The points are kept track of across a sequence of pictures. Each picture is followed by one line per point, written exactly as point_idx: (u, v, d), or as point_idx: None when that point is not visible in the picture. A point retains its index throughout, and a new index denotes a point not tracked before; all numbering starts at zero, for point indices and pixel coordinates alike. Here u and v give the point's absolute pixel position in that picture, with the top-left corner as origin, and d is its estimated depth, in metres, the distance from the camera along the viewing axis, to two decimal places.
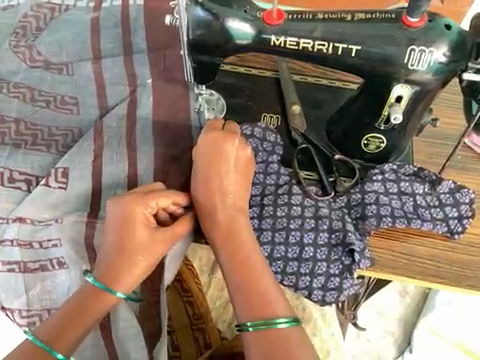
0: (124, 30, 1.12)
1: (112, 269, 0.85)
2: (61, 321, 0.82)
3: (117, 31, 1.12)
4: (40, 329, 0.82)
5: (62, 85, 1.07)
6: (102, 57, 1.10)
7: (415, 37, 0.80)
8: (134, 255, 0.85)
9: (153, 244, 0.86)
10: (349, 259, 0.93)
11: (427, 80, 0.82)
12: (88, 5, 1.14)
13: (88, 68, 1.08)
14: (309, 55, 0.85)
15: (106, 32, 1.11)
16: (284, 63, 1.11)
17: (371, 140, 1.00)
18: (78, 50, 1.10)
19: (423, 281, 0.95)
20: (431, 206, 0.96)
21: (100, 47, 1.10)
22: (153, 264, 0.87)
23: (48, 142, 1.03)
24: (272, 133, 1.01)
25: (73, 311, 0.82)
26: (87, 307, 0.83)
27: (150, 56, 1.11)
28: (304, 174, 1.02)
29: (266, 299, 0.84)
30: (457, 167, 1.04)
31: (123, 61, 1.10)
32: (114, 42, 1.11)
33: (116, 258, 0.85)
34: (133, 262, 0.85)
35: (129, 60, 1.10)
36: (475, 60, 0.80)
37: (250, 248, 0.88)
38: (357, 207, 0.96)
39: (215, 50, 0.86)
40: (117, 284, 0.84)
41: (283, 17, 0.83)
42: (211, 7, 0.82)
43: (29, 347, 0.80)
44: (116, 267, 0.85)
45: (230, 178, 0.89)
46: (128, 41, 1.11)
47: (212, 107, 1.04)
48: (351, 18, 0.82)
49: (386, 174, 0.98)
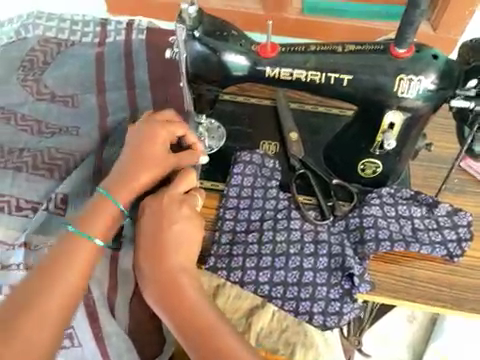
0: (128, 62, 1.15)
1: (131, 170, 0.92)
2: (92, 208, 0.88)
3: (120, 65, 1.15)
4: (75, 220, 0.87)
5: (68, 117, 1.13)
6: (106, 90, 1.14)
7: (403, 66, 0.83)
8: (144, 164, 0.92)
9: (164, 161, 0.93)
10: (348, 284, 0.94)
11: (417, 106, 0.85)
12: (93, 40, 1.17)
13: (92, 101, 1.13)
14: (303, 85, 0.88)
15: (109, 66, 1.15)
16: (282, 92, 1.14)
17: (367, 164, 1.02)
18: (82, 82, 1.14)
19: (424, 305, 0.94)
20: (429, 230, 0.97)
21: (105, 80, 1.14)
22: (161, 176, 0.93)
23: (51, 166, 1.06)
24: (271, 160, 1.05)
25: (97, 208, 0.88)
26: (107, 204, 0.88)
27: (153, 91, 1.15)
28: (303, 199, 1.03)
29: (229, 350, 0.86)
30: (454, 190, 1.06)
31: (127, 95, 1.14)
32: (116, 77, 1.14)
33: (133, 166, 0.92)
34: (141, 169, 0.92)
35: (133, 94, 1.14)
36: (463, 87, 0.83)
37: (199, 306, 0.88)
38: (356, 231, 0.97)
39: (213, 81, 0.90)
40: (130, 185, 0.91)
41: (277, 49, 0.87)
42: (208, 42, 0.86)
43: (68, 235, 0.86)
44: (120, 179, 0.91)
45: (172, 235, 0.90)
46: (130, 76, 1.14)
47: (212, 134, 1.10)
48: (342, 50, 0.86)
49: (384, 198, 1.00)
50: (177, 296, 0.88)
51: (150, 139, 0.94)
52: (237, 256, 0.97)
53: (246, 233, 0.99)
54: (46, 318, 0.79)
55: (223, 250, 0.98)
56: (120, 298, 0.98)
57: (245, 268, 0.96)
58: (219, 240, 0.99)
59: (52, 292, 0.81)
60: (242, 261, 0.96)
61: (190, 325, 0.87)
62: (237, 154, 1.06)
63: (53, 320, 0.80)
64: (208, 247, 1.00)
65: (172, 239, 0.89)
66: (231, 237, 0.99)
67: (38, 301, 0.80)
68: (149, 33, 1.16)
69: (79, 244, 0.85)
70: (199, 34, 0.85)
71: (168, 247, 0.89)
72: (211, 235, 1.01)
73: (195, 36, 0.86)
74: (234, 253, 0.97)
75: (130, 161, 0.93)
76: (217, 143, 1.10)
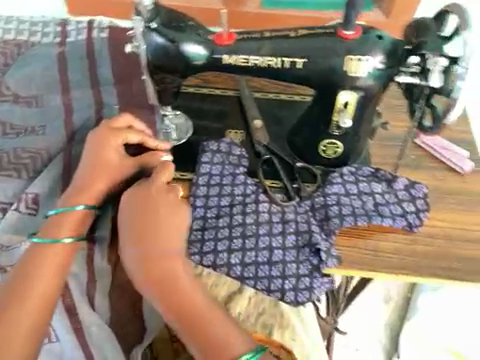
0: (91, 61, 1.18)
1: (85, 181, 0.96)
2: (53, 220, 0.93)
3: (83, 63, 1.17)
4: (41, 232, 0.93)
5: (33, 117, 1.11)
6: (70, 89, 1.14)
7: (352, 48, 0.88)
8: (96, 173, 0.96)
9: (117, 167, 0.98)
10: (317, 259, 0.98)
11: (368, 85, 0.90)
12: (54, 40, 1.20)
13: (57, 100, 1.13)
14: (260, 70, 0.92)
15: (72, 63, 1.17)
16: (244, 81, 1.18)
17: (328, 145, 1.07)
18: (45, 82, 1.14)
19: (390, 274, 0.99)
20: (389, 203, 1.02)
21: (68, 77, 1.15)
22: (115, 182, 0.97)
23: (18, 166, 1.05)
24: (237, 147, 1.08)
25: (58, 219, 0.93)
26: (65, 214, 0.94)
27: (117, 87, 1.16)
28: (270, 182, 1.07)
29: (226, 342, 0.87)
30: (411, 166, 1.12)
31: (92, 93, 1.14)
32: (80, 75, 1.16)
33: (87, 176, 0.96)
34: (95, 179, 0.96)
35: (97, 91, 1.15)
36: (407, 64, 0.88)
37: (194, 299, 0.90)
38: (321, 209, 1.01)
39: (174, 71, 0.92)
40: (85, 195, 0.95)
41: (234, 38, 0.90)
42: (166, 33, 0.89)
43: (33, 248, 0.91)
44: (81, 188, 0.96)
45: (162, 230, 0.91)
46: (94, 73, 1.16)
47: (180, 127, 1.12)
48: (294, 35, 0.90)
49: (345, 177, 1.05)
50: (172, 283, 0.89)
51: (102, 148, 0.98)
52: (209, 241, 1.00)
53: (216, 219, 1.02)
54: (21, 329, 0.86)
55: (195, 236, 1.00)
56: (96, 291, 1.00)
57: (217, 251, 0.99)
58: (191, 227, 1.01)
59: (27, 300, 0.87)
60: (214, 245, 0.99)
61: (189, 312, 0.89)
62: (203, 143, 1.10)
63: (27, 326, 0.86)
64: None
65: (162, 233, 0.91)
66: (202, 224, 1.01)
67: (14, 312, 0.86)
68: (110, 31, 1.20)
69: (49, 251, 0.91)
70: (156, 25, 0.88)
71: (160, 235, 0.90)
72: None
73: (152, 28, 0.88)
74: (205, 238, 1.00)
75: (89, 169, 0.97)
76: (184, 134, 1.12)
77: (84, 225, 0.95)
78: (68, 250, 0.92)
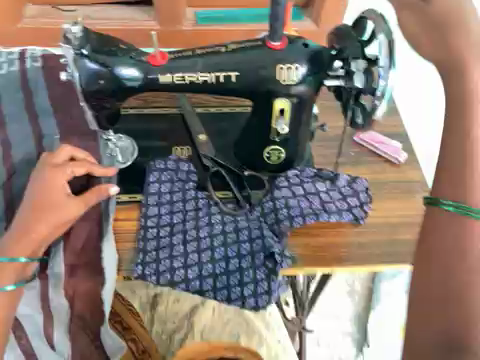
0: (27, 94, 1.15)
1: (26, 225, 0.91)
2: None
3: (19, 96, 1.15)
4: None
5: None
6: (7, 123, 1.11)
7: (280, 58, 0.93)
8: (39, 216, 0.92)
9: (60, 207, 0.93)
10: (272, 262, 1.00)
11: (301, 91, 0.95)
12: None
13: None
14: (196, 87, 0.94)
15: (8, 96, 1.14)
16: (185, 98, 1.20)
17: (272, 152, 1.10)
18: None
19: (343, 267, 1.03)
20: (334, 200, 1.08)
21: (4, 112, 1.12)
22: (60, 224, 0.93)
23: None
24: (185, 163, 1.12)
25: None
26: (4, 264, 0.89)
27: (56, 116, 1.14)
28: (220, 193, 1.09)
29: None
30: (351, 163, 1.18)
31: (30, 124, 1.11)
32: (16, 108, 1.13)
33: (27, 220, 0.92)
34: (37, 222, 0.91)
35: (36, 123, 1.12)
36: (332, 69, 0.94)
37: None
38: (271, 214, 1.05)
39: (111, 95, 0.93)
40: (25, 240, 0.90)
41: (167, 57, 0.92)
42: (98, 58, 0.89)
43: None
44: (20, 236, 0.90)
45: None
46: (30, 106, 1.14)
47: (125, 150, 1.12)
48: (225, 50, 0.94)
49: (291, 179, 1.09)
50: None
51: (45, 188, 0.95)
52: (164, 259, 0.99)
53: (170, 236, 1.02)
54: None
55: (150, 256, 1.00)
56: (52, 323, 0.99)
57: (173, 268, 0.99)
58: (146, 248, 1.01)
59: None
60: (170, 262, 0.99)
61: None
62: (152, 163, 1.11)
63: None
64: (136, 255, 1.01)
65: None
66: (156, 243, 1.01)
67: None
68: (45, 60, 1.20)
69: None
70: (88, 52, 0.88)
71: None
72: (136, 244, 1.03)
73: (83, 54, 0.88)
74: (161, 257, 1.00)
75: (27, 214, 0.92)
76: (129, 158, 1.11)
77: (26, 270, 0.93)
78: (11, 296, 0.91)
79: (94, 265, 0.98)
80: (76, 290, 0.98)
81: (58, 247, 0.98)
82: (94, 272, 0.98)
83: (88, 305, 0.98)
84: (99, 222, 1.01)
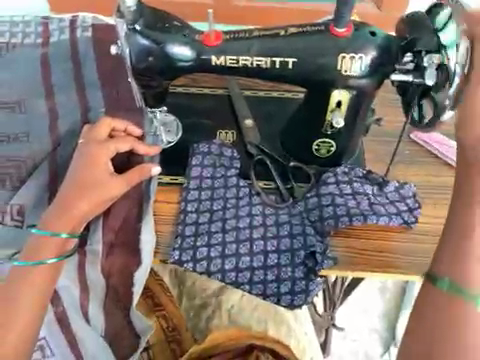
0: (75, 64, 1.08)
1: (69, 199, 0.91)
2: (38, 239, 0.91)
3: (67, 67, 1.08)
4: (23, 255, 0.91)
5: (16, 123, 1.07)
6: (55, 92, 1.08)
7: (344, 46, 0.85)
8: (82, 192, 0.91)
9: (104, 185, 0.92)
10: (312, 261, 0.96)
11: (362, 83, 0.88)
12: (35, 40, 1.09)
13: (42, 105, 1.08)
14: (249, 71, 0.89)
15: (56, 68, 1.08)
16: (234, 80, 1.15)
17: (322, 144, 1.04)
18: (27, 86, 1.08)
19: (386, 273, 0.97)
20: (384, 202, 1.01)
21: (52, 81, 1.08)
22: (102, 203, 0.93)
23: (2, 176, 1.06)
24: (229, 149, 1.06)
25: (41, 238, 0.90)
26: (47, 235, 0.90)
27: (103, 90, 1.07)
28: (263, 184, 1.05)
29: None
30: (407, 162, 1.10)
31: (77, 96, 1.07)
32: (63, 80, 1.08)
33: (71, 194, 0.91)
34: (80, 198, 0.91)
35: (83, 94, 1.07)
36: (401, 62, 0.86)
37: None
38: (315, 210, 1.00)
39: (160, 74, 0.89)
40: (68, 214, 0.91)
41: (221, 37, 0.87)
42: (150, 34, 0.86)
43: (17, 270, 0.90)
44: (61, 212, 0.91)
45: None
46: (78, 76, 1.08)
47: (169, 128, 1.08)
48: (284, 33, 0.87)
49: (339, 176, 1.03)
50: None
51: (90, 164, 0.93)
52: (201, 247, 0.97)
53: (209, 224, 1.00)
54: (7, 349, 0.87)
55: (187, 243, 0.98)
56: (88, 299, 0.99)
57: (210, 257, 0.96)
58: (184, 233, 0.99)
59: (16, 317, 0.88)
60: (207, 251, 0.97)
61: None
62: (194, 146, 1.07)
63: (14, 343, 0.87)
64: (173, 240, 1.00)
65: None
66: (194, 229, 0.99)
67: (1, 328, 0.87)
68: (95, 30, 1.09)
69: (34, 272, 0.89)
70: (141, 28, 0.85)
71: None
72: (174, 228, 1.02)
73: (136, 29, 0.85)
74: (198, 244, 0.98)
75: (70, 190, 0.92)
76: (174, 137, 1.07)
77: (67, 246, 0.92)
78: (51, 269, 0.90)
79: (131, 245, 0.98)
80: (111, 269, 0.98)
81: (97, 223, 0.97)
82: (131, 252, 0.98)
83: (123, 284, 0.99)
84: (139, 202, 0.99)
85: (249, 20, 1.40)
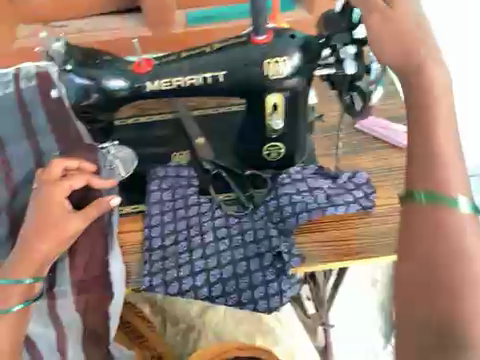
0: (23, 113, 1.14)
1: (29, 244, 0.92)
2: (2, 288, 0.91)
3: (17, 119, 1.14)
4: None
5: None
6: (6, 146, 1.11)
7: (267, 51, 0.89)
8: (42, 234, 0.92)
9: (63, 225, 0.94)
10: (281, 262, 0.97)
11: (294, 84, 0.92)
12: None
13: None
14: (185, 91, 0.92)
15: (6, 120, 1.14)
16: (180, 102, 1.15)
17: (271, 149, 1.07)
18: None
19: (352, 260, 1.00)
20: (341, 193, 1.04)
21: (2, 136, 1.12)
22: (63, 242, 0.94)
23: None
24: (185, 169, 1.11)
25: (5, 287, 0.91)
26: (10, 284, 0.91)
27: (55, 133, 1.11)
28: (223, 196, 1.07)
29: None
30: (357, 151, 1.15)
31: (28, 145, 1.10)
32: (14, 129, 1.13)
33: (31, 239, 0.92)
34: (40, 240, 0.92)
35: (35, 142, 1.10)
36: (321, 57, 0.90)
37: None
38: (276, 212, 1.02)
39: (98, 108, 0.92)
40: (30, 258, 0.91)
41: (152, 63, 0.90)
42: (82, 71, 0.89)
43: None
44: (22, 259, 0.91)
45: None
46: (28, 124, 1.13)
47: (123, 159, 1.11)
48: (211, 49, 0.91)
49: (294, 176, 1.06)
50: None
51: (45, 206, 0.94)
52: (171, 268, 0.98)
53: (175, 245, 1.01)
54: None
55: (156, 267, 0.99)
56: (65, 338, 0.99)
57: (180, 277, 0.97)
58: (152, 258, 1.00)
59: None
60: (176, 272, 0.98)
61: None
62: (151, 171, 1.10)
63: None
64: (142, 267, 1.01)
65: None
66: (162, 253, 1.00)
67: None
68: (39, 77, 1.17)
69: (3, 320, 0.91)
70: (71, 66, 0.88)
71: None
72: (142, 255, 1.02)
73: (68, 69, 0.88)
74: (167, 267, 0.98)
75: (28, 237, 0.92)
76: (130, 166, 1.10)
77: (36, 289, 0.94)
78: (21, 314, 0.92)
79: (101, 279, 0.98)
80: (87, 304, 0.98)
81: (64, 262, 0.98)
82: (103, 285, 0.98)
83: (100, 318, 0.99)
84: (105, 234, 1.01)
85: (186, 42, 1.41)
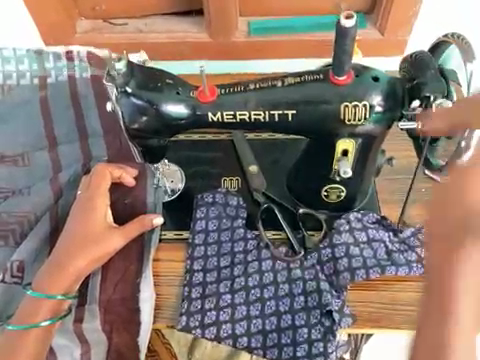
0: (76, 109, 1.08)
1: (66, 255, 0.90)
2: (32, 300, 0.89)
3: (70, 115, 1.08)
4: (16, 318, 0.89)
5: (18, 177, 1.04)
6: (58, 144, 1.07)
7: (344, 95, 0.81)
8: (79, 246, 0.90)
9: (102, 239, 0.91)
10: (329, 320, 0.89)
11: (370, 130, 0.83)
12: (32, 81, 1.09)
13: (44, 157, 1.05)
14: (249, 125, 0.86)
15: (56, 113, 1.08)
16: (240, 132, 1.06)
17: (331, 190, 0.97)
18: (31, 138, 1.07)
19: (409, 329, 0.91)
20: (402, 250, 0.94)
21: (55, 133, 1.07)
22: (99, 258, 0.91)
23: (5, 232, 0.99)
24: (234, 197, 1.00)
25: (34, 301, 0.89)
26: (40, 298, 0.89)
27: (105, 137, 1.07)
28: (272, 234, 0.99)
29: None
30: (424, 200, 1.03)
31: (80, 147, 1.06)
32: (67, 128, 1.08)
33: (67, 249, 0.90)
34: (77, 253, 0.90)
35: (86, 145, 1.07)
36: (409, 107, 0.80)
37: None
38: (329, 263, 0.93)
39: (154, 135, 0.87)
40: (62, 270, 0.89)
41: (216, 92, 0.84)
42: (143, 95, 0.82)
43: (11, 333, 0.89)
44: (56, 271, 0.89)
45: None
46: (82, 125, 1.08)
47: (171, 179, 1.04)
48: (282, 84, 0.83)
49: (353, 223, 0.96)
50: None
51: (87, 217, 0.92)
52: (210, 311, 0.92)
53: (217, 283, 0.94)
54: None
55: (195, 306, 0.93)
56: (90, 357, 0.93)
57: (219, 322, 0.91)
58: (190, 295, 0.93)
59: None
60: (215, 315, 0.91)
61: None
62: (199, 196, 1.01)
63: None
64: (179, 304, 0.94)
65: None
66: (201, 291, 0.94)
67: None
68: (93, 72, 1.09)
69: (28, 336, 0.88)
70: (132, 89, 0.81)
71: None
72: (180, 290, 0.96)
73: (127, 92, 0.82)
74: (205, 308, 0.92)
75: (65, 247, 0.91)
76: (177, 184, 1.04)
77: (64, 306, 0.90)
78: (48, 331, 0.89)
79: (130, 302, 0.93)
80: (113, 326, 0.93)
81: (96, 277, 0.94)
82: (132, 309, 0.93)
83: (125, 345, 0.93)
84: (140, 257, 0.95)
85: (249, 55, 1.32)
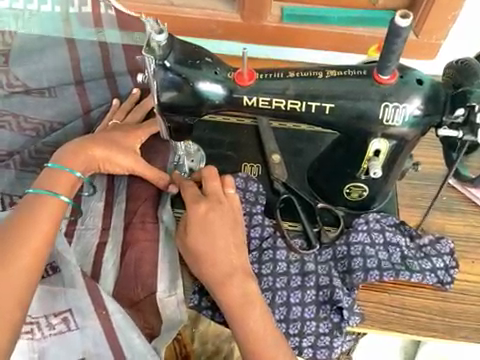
0: (103, 52, 1.06)
1: (88, 141, 0.91)
2: (52, 174, 0.86)
3: (95, 59, 1.06)
4: (36, 184, 0.85)
5: (46, 108, 1.02)
6: (84, 80, 1.05)
7: (388, 93, 0.80)
8: (99, 139, 0.92)
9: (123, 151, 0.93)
10: (338, 317, 0.90)
11: (404, 133, 0.82)
12: (54, 9, 1.04)
13: (71, 92, 1.03)
14: (283, 113, 0.85)
15: (83, 54, 1.05)
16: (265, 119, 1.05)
17: (353, 188, 0.96)
18: (59, 74, 1.04)
19: (415, 335, 0.92)
20: (418, 257, 0.94)
21: (81, 71, 1.05)
22: (111, 165, 0.93)
23: (38, 160, 0.98)
24: (254, 183, 0.98)
25: (56, 173, 0.86)
26: (59, 175, 0.86)
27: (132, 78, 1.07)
28: (287, 225, 0.97)
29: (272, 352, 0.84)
30: (442, 210, 1.03)
31: (106, 84, 1.05)
32: (94, 63, 1.05)
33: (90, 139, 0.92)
34: (95, 146, 0.91)
35: (113, 83, 1.06)
36: (451, 114, 0.79)
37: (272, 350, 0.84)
38: (343, 260, 0.93)
39: (186, 112, 0.85)
40: (80, 154, 0.89)
41: (254, 77, 0.83)
42: (181, 71, 0.81)
43: (28, 198, 0.84)
44: (76, 150, 0.89)
45: (259, 340, 0.84)
46: (107, 64, 1.06)
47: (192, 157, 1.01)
48: (323, 76, 0.82)
49: (371, 224, 0.95)
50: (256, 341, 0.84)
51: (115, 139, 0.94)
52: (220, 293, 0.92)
53: None
54: (10, 289, 0.76)
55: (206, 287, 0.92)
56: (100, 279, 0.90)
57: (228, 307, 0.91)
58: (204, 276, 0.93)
59: (26, 244, 0.79)
60: None
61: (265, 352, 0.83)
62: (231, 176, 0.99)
63: (23, 272, 0.77)
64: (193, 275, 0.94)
65: (264, 338, 0.84)
66: None
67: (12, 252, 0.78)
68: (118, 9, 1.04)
69: (44, 204, 0.83)
70: (170, 63, 0.80)
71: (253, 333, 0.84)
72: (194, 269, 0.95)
73: (165, 66, 0.80)
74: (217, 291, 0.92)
75: (93, 137, 0.92)
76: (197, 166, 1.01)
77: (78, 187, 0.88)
78: (64, 205, 0.84)
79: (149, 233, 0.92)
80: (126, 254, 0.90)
81: (120, 205, 0.94)
82: (146, 244, 0.91)
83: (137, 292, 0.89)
84: (156, 202, 0.95)
85: (283, 41, 1.29)
